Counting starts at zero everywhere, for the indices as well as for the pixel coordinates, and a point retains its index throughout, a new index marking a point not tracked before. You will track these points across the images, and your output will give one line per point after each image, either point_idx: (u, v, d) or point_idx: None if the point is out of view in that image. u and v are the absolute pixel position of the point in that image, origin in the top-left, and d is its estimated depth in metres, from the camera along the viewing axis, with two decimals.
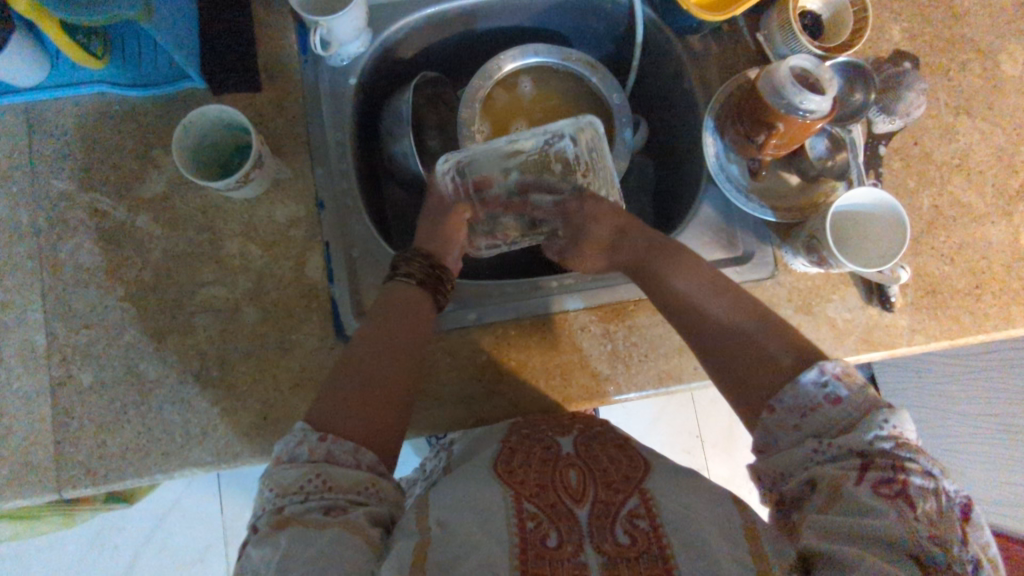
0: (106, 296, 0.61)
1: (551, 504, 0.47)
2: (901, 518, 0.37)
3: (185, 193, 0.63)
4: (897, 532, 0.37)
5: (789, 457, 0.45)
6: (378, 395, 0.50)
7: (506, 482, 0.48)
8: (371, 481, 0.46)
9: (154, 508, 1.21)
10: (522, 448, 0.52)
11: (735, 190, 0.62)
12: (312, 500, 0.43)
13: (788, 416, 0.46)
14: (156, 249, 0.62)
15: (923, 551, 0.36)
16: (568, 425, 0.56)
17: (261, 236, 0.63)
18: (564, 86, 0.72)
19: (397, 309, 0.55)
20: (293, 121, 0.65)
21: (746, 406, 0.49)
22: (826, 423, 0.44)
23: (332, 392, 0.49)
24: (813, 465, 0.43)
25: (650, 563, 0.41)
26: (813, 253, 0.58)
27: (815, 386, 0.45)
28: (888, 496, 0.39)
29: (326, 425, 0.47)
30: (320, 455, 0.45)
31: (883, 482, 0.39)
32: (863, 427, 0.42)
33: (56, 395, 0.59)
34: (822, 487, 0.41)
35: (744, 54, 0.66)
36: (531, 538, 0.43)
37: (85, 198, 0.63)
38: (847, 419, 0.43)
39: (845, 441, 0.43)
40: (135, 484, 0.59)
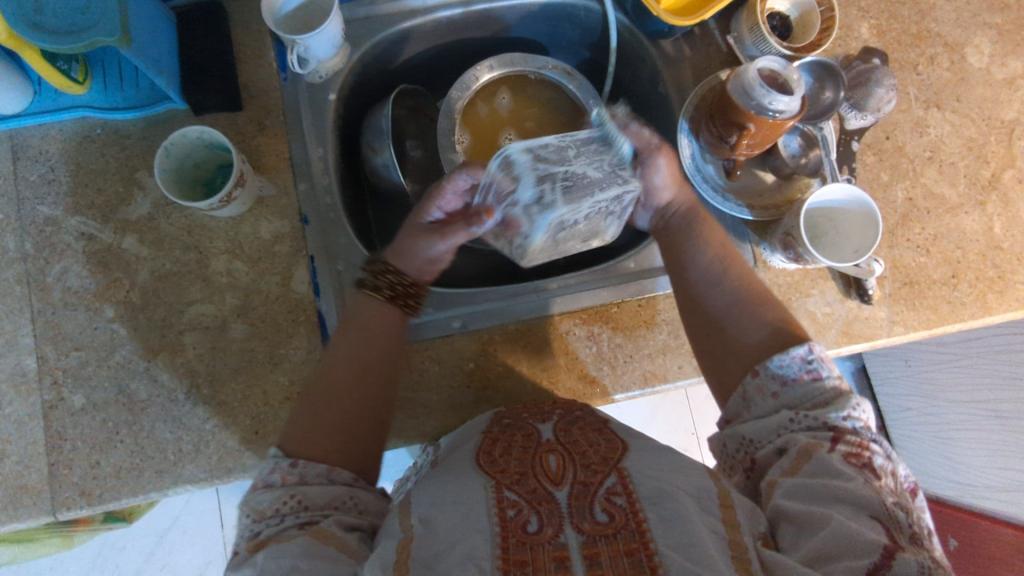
0: (95, 318, 0.62)
1: (532, 487, 0.47)
2: (865, 482, 0.43)
3: (170, 214, 0.64)
4: (865, 495, 0.42)
5: (761, 423, 0.49)
6: (323, 420, 0.50)
7: (487, 472, 0.49)
8: (348, 494, 0.48)
9: (154, 527, 1.21)
10: (502, 437, 0.53)
11: (711, 188, 0.63)
12: (289, 519, 0.45)
13: (770, 382, 0.50)
14: (144, 269, 0.63)
15: (884, 511, 0.41)
16: (547, 412, 0.56)
17: (246, 253, 0.64)
18: (540, 94, 0.73)
19: (358, 328, 0.55)
20: (275, 138, 0.66)
21: (722, 376, 0.54)
22: (801, 397, 0.49)
23: (298, 416, 0.51)
24: (783, 433, 0.48)
25: (628, 539, 0.42)
26: (790, 250, 0.59)
27: (801, 359, 0.50)
28: (856, 465, 0.44)
29: (294, 449, 0.49)
30: (293, 479, 0.47)
31: (852, 454, 0.45)
32: (838, 404, 0.47)
33: (49, 418, 0.60)
34: (792, 454, 0.46)
35: (717, 56, 0.67)
36: (512, 526, 0.44)
37: (71, 222, 0.63)
38: (821, 394, 0.49)
39: (815, 413, 0.47)
40: (130, 502, 0.59)
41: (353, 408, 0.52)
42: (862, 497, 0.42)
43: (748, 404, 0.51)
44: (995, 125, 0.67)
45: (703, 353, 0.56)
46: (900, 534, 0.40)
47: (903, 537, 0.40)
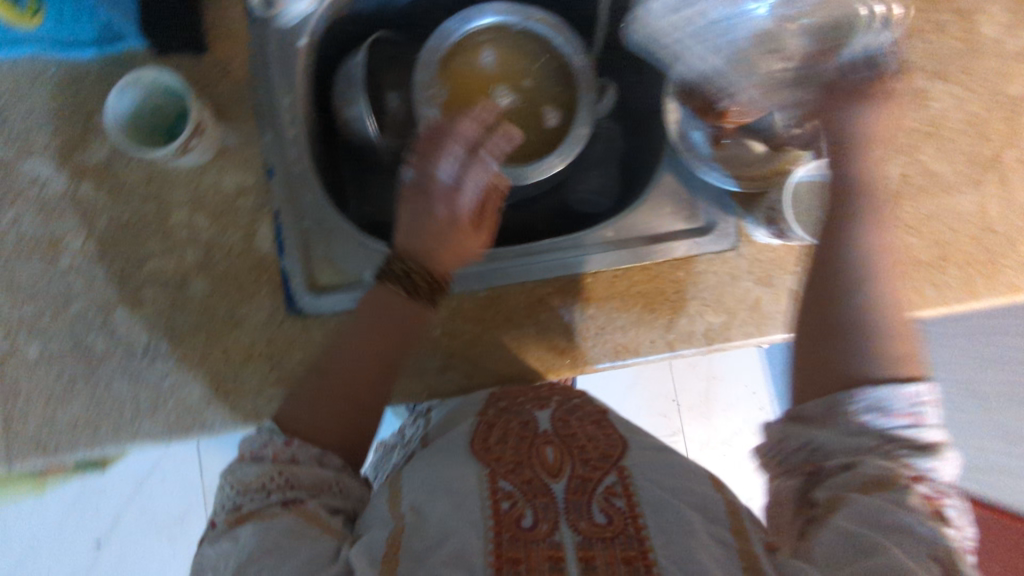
0: (51, 268, 0.60)
1: (528, 478, 0.48)
2: (935, 530, 0.41)
3: (129, 161, 0.61)
4: (933, 540, 0.41)
5: (830, 441, 0.46)
6: (324, 399, 0.52)
7: (485, 461, 0.50)
8: (333, 480, 0.49)
9: (134, 473, 1.24)
10: (499, 422, 0.53)
11: (695, 157, 0.60)
12: (273, 495, 0.45)
13: (870, 417, 0.46)
14: (101, 219, 0.61)
15: (949, 560, 0.40)
16: (546, 398, 0.57)
17: (208, 207, 0.61)
18: (527, 48, 0.67)
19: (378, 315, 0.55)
20: (241, 85, 0.62)
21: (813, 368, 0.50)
22: (904, 440, 0.45)
23: (307, 387, 0.53)
24: (866, 454, 0.45)
25: (626, 545, 0.42)
26: (773, 225, 0.57)
27: (912, 399, 0.45)
28: (930, 511, 0.42)
29: (289, 425, 0.50)
30: (284, 457, 0.47)
31: (929, 500, 0.42)
32: (929, 455, 0.44)
33: (2, 368, 0.59)
34: (863, 477, 0.44)
35: (712, 14, 0.63)
36: (506, 520, 0.44)
37: (25, 167, 0.61)
38: (919, 440, 0.45)
39: (910, 456, 0.44)
40: (87, 456, 0.59)
41: (362, 398, 0.53)
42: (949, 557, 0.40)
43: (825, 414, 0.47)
44: (1001, 100, 0.63)
45: (806, 348, 0.50)
46: None
47: None
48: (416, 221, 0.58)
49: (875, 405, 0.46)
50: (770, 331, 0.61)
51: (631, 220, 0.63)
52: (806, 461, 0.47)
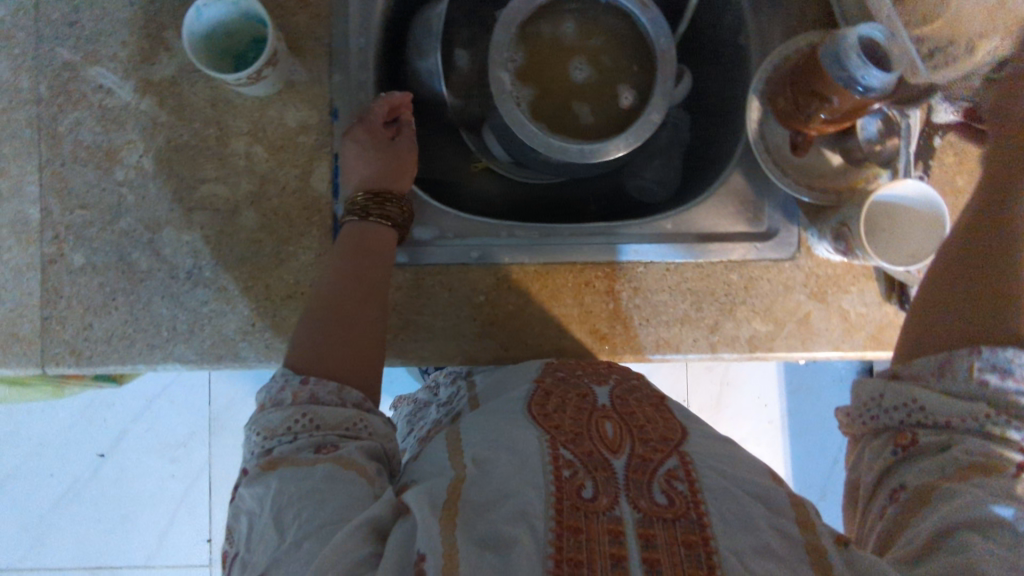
0: (106, 179, 0.60)
1: (587, 450, 0.44)
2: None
3: (195, 81, 0.60)
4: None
5: (943, 408, 0.44)
6: (329, 332, 0.51)
7: (542, 426, 0.46)
8: (358, 417, 0.47)
9: (146, 391, 1.27)
10: (557, 391, 0.50)
11: (772, 162, 0.57)
12: (302, 439, 0.45)
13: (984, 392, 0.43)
14: (160, 136, 0.60)
15: None
16: (604, 375, 0.54)
17: (268, 139, 0.60)
18: (609, 22, 0.65)
19: (361, 247, 0.55)
20: (317, 19, 0.60)
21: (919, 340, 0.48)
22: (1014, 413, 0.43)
23: (310, 323, 0.51)
24: (975, 420, 0.43)
25: (687, 528, 0.39)
26: (840, 241, 0.55)
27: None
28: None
29: (303, 365, 0.49)
30: (304, 396, 0.47)
31: None
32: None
33: (47, 272, 0.59)
34: (957, 468, 0.42)
35: (809, 15, 0.61)
36: (567, 489, 0.40)
37: (90, 72, 0.60)
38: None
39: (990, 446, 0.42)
40: (118, 369, 0.60)
41: (363, 336, 0.51)
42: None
43: (936, 376, 0.45)
44: None
45: (927, 305, 0.48)
46: None
47: None
48: (351, 158, 0.58)
49: (995, 369, 0.43)
50: (815, 347, 0.59)
51: (691, 216, 0.62)
52: (903, 430, 0.46)
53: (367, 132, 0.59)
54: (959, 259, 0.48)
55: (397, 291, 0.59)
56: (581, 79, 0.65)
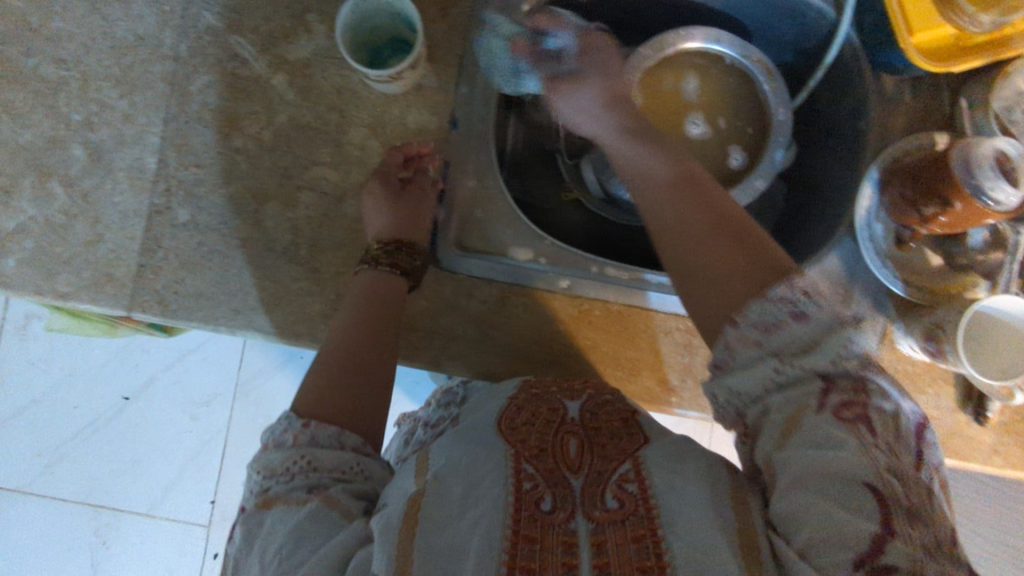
0: (224, 143, 0.61)
1: (549, 467, 0.45)
2: (855, 446, 0.37)
3: (327, 68, 0.62)
4: (855, 461, 0.36)
5: (744, 379, 0.42)
6: (333, 382, 0.50)
7: (507, 440, 0.46)
8: (355, 461, 0.46)
9: (181, 344, 1.29)
10: (527, 406, 0.51)
11: (874, 251, 0.58)
12: (297, 480, 0.44)
13: (752, 331, 0.42)
14: (284, 113, 0.62)
15: (879, 476, 0.36)
16: (579, 389, 0.54)
17: (386, 136, 0.62)
18: (731, 83, 0.66)
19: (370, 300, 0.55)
20: (454, 31, 0.63)
21: (740, 268, 0.44)
22: (790, 342, 0.41)
23: (314, 376, 0.50)
24: (770, 388, 0.41)
25: (637, 524, 0.40)
26: (931, 341, 0.56)
27: (784, 300, 0.41)
28: (847, 420, 0.38)
29: (309, 412, 0.48)
30: (304, 438, 0.46)
31: (846, 407, 0.38)
32: (830, 343, 0.40)
33: (151, 221, 0.61)
34: (778, 416, 0.40)
35: (934, 113, 0.61)
36: (526, 499, 0.42)
37: (230, 40, 0.62)
38: (806, 335, 0.41)
39: (806, 359, 0.40)
40: (198, 328, 0.61)
41: (363, 389, 0.50)
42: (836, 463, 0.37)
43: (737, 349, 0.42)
44: None
45: (697, 302, 0.46)
46: (896, 508, 0.36)
47: (900, 510, 0.36)
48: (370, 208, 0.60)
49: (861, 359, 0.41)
50: None
51: None
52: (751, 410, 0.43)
53: (381, 181, 0.60)
54: (687, 241, 0.48)
55: (482, 303, 0.61)
56: (695, 134, 0.67)
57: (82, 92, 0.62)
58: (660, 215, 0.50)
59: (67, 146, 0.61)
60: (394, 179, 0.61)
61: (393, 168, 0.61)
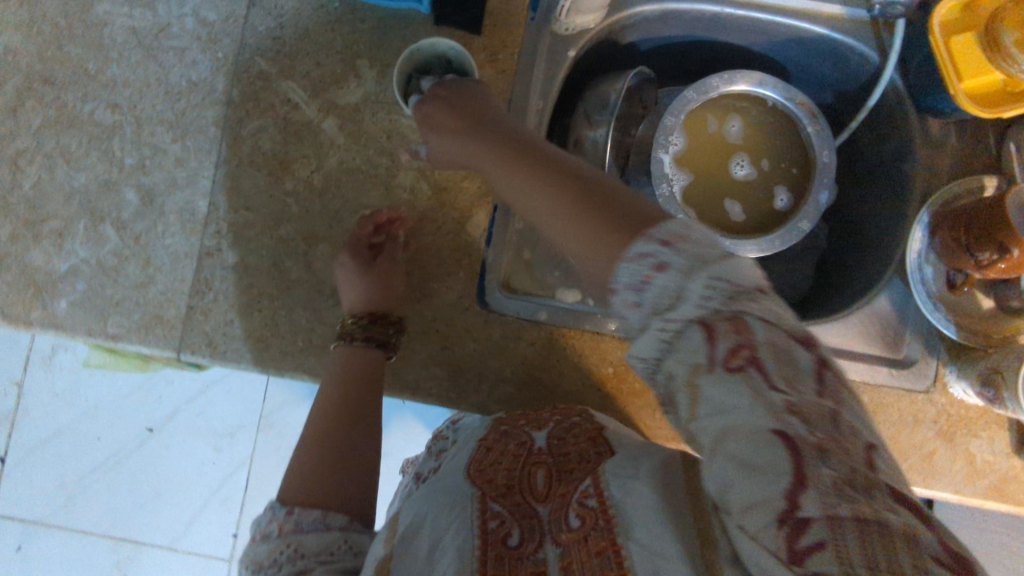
0: (274, 186, 0.62)
1: (516, 501, 0.48)
2: (759, 399, 0.33)
3: (377, 112, 0.63)
4: (755, 419, 0.33)
5: (640, 342, 0.38)
6: (314, 470, 0.54)
7: (474, 482, 0.49)
8: (342, 539, 0.49)
9: (205, 375, 1.28)
10: (496, 443, 0.52)
11: (925, 294, 0.57)
12: (285, 568, 0.47)
13: (627, 294, 0.39)
14: (334, 156, 0.62)
15: (791, 427, 0.32)
16: (546, 416, 0.54)
17: (434, 179, 0.62)
18: (772, 124, 0.67)
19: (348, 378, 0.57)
20: (504, 75, 0.63)
21: (600, 236, 0.42)
22: (662, 295, 0.37)
23: (299, 464, 0.54)
24: (662, 350, 0.36)
25: (599, 537, 0.41)
26: (989, 387, 0.54)
27: (643, 257, 0.38)
28: (734, 365, 0.34)
29: (293, 499, 0.52)
30: (288, 527, 0.49)
31: (731, 350, 0.34)
32: (691, 293, 0.36)
33: (202, 263, 0.61)
34: (679, 384, 0.36)
35: (982, 156, 0.61)
36: (493, 539, 0.45)
37: (282, 85, 0.63)
38: (677, 286, 0.37)
39: (674, 313, 0.36)
40: (245, 370, 0.61)
41: (345, 469, 0.54)
42: (742, 423, 0.33)
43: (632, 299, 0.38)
44: None
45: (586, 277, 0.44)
46: (802, 452, 0.32)
47: (807, 455, 0.31)
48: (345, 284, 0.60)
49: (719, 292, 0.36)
50: (934, 486, 0.58)
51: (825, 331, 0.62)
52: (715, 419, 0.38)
53: (350, 252, 0.61)
54: (566, 222, 0.45)
55: (530, 346, 0.61)
56: (739, 175, 0.68)
57: (136, 137, 0.63)
58: (542, 205, 0.47)
59: (120, 189, 0.62)
60: (361, 249, 0.61)
61: (360, 237, 0.61)
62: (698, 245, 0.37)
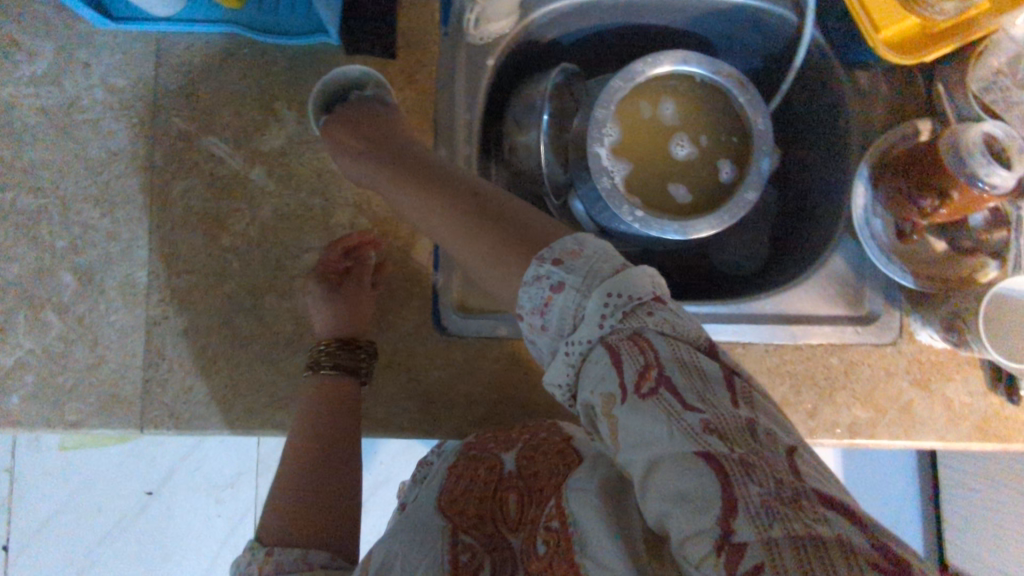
0: (211, 245, 0.61)
1: (489, 532, 0.49)
2: (670, 419, 0.33)
3: (304, 153, 0.62)
4: (674, 440, 0.32)
5: (554, 370, 0.40)
6: (293, 505, 0.53)
7: (446, 515, 0.50)
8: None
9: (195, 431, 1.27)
10: (466, 472, 0.53)
11: (878, 248, 0.57)
12: None
13: (535, 320, 0.41)
14: (267, 204, 0.61)
15: (714, 446, 0.32)
16: (514, 435, 0.55)
17: (374, 212, 0.62)
18: (704, 100, 0.66)
19: (320, 408, 0.56)
20: (424, 96, 0.63)
21: (508, 265, 0.45)
22: (564, 316, 0.39)
23: (276, 506, 0.53)
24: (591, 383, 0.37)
25: (562, 561, 0.38)
26: (953, 332, 0.55)
27: (539, 279, 0.40)
28: (648, 389, 0.34)
29: (272, 539, 0.51)
30: (268, 568, 0.49)
31: (640, 374, 0.35)
32: (589, 316, 0.38)
33: (151, 334, 0.60)
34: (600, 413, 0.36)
35: (913, 100, 0.61)
36: (462, 571, 0.46)
37: (203, 141, 0.62)
38: (574, 309, 0.39)
39: (579, 334, 0.38)
40: (213, 434, 0.60)
41: (325, 503, 0.53)
42: (660, 443, 0.32)
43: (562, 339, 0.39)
44: None
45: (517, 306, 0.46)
46: (731, 469, 0.31)
47: (735, 470, 0.31)
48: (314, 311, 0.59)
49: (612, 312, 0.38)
50: (917, 436, 0.58)
51: (787, 299, 0.61)
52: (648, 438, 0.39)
53: (318, 279, 0.60)
54: (481, 255, 0.47)
55: (494, 363, 0.60)
56: (681, 156, 0.67)
57: (63, 217, 0.61)
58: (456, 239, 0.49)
59: (55, 273, 0.60)
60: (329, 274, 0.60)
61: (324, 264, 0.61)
62: (592, 264, 0.39)
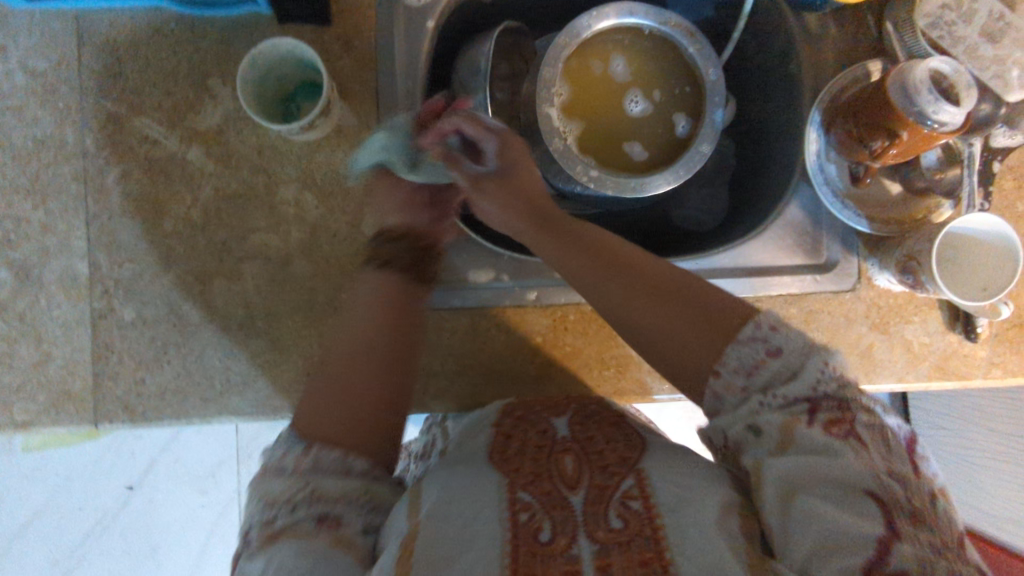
0: (153, 231, 0.59)
1: (546, 490, 0.44)
2: (857, 456, 0.39)
3: (241, 129, 0.59)
4: (855, 472, 0.39)
5: (729, 415, 0.44)
6: (332, 398, 0.48)
7: (501, 470, 0.46)
8: (362, 490, 0.45)
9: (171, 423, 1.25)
10: (516, 433, 0.50)
11: (832, 193, 0.57)
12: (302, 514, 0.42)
13: (734, 377, 0.44)
14: (208, 185, 0.59)
15: (881, 485, 0.38)
16: (564, 406, 0.54)
17: (319, 186, 0.59)
18: (654, 53, 0.65)
19: (377, 300, 0.53)
20: (362, 63, 0.60)
21: (670, 314, 0.46)
22: (773, 377, 0.43)
23: (310, 400, 0.48)
24: (756, 422, 0.43)
25: (643, 547, 0.39)
26: (908, 274, 0.54)
27: (755, 339, 0.43)
28: (837, 435, 0.40)
29: (310, 429, 0.46)
30: (305, 465, 0.44)
31: (833, 422, 0.41)
32: (807, 374, 0.42)
33: (97, 327, 0.58)
34: (770, 434, 0.42)
35: (862, 41, 0.60)
36: (523, 530, 0.41)
37: (135, 123, 0.59)
38: (798, 366, 0.43)
39: (788, 389, 0.42)
40: (171, 424, 0.58)
41: (366, 407, 0.48)
42: (828, 469, 0.39)
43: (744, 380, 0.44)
44: None
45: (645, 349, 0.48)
46: (898, 511, 0.38)
47: (902, 515, 0.38)
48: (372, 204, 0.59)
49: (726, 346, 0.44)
50: (877, 379, 0.58)
51: (748, 251, 0.60)
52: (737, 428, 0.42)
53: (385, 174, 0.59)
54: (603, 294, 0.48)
55: (452, 334, 0.59)
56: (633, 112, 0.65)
57: None
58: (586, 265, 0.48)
59: None
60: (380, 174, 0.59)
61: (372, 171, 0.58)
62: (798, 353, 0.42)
